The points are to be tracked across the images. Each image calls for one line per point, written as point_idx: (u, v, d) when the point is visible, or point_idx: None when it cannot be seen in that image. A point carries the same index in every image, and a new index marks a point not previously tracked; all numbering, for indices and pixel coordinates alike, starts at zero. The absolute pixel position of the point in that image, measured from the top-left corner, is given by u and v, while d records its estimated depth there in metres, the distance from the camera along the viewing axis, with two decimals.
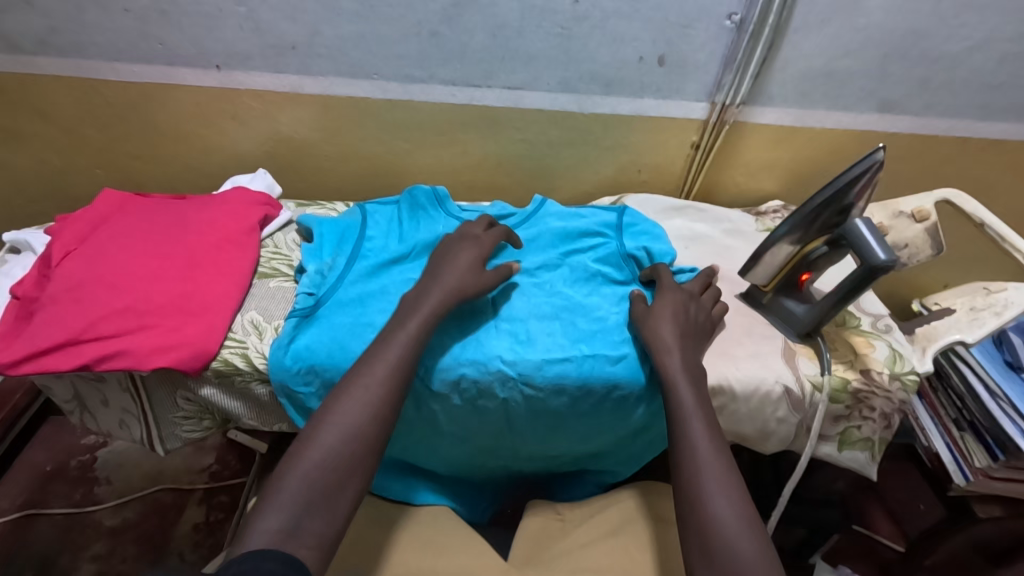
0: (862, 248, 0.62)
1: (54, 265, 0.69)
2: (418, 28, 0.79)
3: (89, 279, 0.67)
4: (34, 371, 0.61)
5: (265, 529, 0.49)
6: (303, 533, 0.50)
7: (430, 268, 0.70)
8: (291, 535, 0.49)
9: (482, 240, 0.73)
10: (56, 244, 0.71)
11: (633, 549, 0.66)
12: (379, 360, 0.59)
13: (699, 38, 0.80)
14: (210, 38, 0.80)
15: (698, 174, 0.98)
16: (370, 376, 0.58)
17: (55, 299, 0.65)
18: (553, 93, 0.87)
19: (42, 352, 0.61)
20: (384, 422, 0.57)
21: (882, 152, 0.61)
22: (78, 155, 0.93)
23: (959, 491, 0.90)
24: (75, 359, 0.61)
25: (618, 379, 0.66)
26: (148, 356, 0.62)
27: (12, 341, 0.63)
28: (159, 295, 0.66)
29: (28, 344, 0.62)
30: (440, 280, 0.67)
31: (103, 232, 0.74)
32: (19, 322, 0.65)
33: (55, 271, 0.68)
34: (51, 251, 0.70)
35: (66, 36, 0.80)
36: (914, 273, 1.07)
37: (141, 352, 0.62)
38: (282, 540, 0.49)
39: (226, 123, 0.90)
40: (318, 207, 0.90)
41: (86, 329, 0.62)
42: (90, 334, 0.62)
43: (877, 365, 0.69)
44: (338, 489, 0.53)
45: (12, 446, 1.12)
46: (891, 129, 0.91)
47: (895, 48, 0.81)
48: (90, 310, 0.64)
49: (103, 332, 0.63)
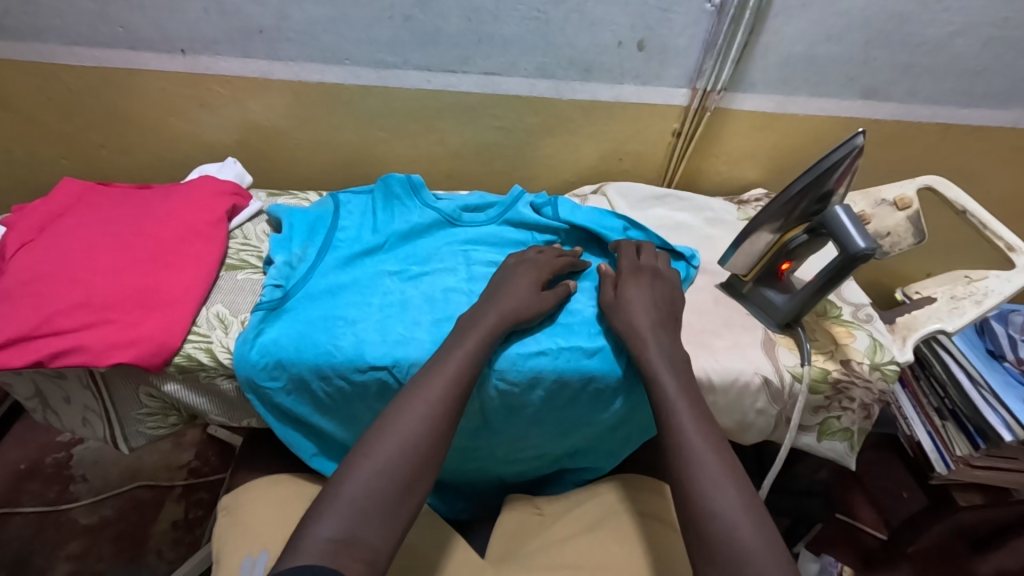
0: (841, 236, 0.61)
1: (9, 257, 0.66)
2: (391, 11, 0.76)
3: (47, 271, 0.64)
4: None
5: (321, 536, 0.47)
6: (358, 543, 0.48)
7: (486, 292, 0.68)
8: (346, 546, 0.47)
9: (539, 262, 0.71)
10: (12, 235, 0.68)
11: (607, 542, 0.64)
12: (434, 371, 0.58)
13: (680, 22, 0.78)
14: (173, 21, 0.77)
15: (681, 162, 0.96)
16: (419, 385, 0.57)
17: (9, 293, 0.62)
18: (531, 79, 0.84)
19: None
20: (435, 430, 0.55)
21: (861, 138, 0.59)
22: (41, 144, 0.90)
23: (941, 480, 0.89)
24: (29, 354, 0.59)
25: (594, 372, 0.65)
26: (105, 352, 0.60)
27: None
28: (119, 288, 0.64)
29: None
30: (495, 301, 0.65)
31: (62, 223, 0.71)
32: None
33: (10, 264, 0.65)
34: (6, 243, 0.68)
35: (22, 19, 0.76)
36: (896, 261, 1.07)
37: (99, 348, 0.60)
38: (336, 550, 0.47)
39: (194, 110, 0.87)
40: (291, 196, 0.88)
41: (40, 323, 0.60)
42: (44, 330, 0.60)
43: (857, 356, 0.68)
44: (391, 502, 0.51)
45: (10, 410, 1.14)
46: (874, 116, 0.90)
47: (877, 34, 0.80)
48: (46, 304, 0.61)
49: (59, 326, 0.60)
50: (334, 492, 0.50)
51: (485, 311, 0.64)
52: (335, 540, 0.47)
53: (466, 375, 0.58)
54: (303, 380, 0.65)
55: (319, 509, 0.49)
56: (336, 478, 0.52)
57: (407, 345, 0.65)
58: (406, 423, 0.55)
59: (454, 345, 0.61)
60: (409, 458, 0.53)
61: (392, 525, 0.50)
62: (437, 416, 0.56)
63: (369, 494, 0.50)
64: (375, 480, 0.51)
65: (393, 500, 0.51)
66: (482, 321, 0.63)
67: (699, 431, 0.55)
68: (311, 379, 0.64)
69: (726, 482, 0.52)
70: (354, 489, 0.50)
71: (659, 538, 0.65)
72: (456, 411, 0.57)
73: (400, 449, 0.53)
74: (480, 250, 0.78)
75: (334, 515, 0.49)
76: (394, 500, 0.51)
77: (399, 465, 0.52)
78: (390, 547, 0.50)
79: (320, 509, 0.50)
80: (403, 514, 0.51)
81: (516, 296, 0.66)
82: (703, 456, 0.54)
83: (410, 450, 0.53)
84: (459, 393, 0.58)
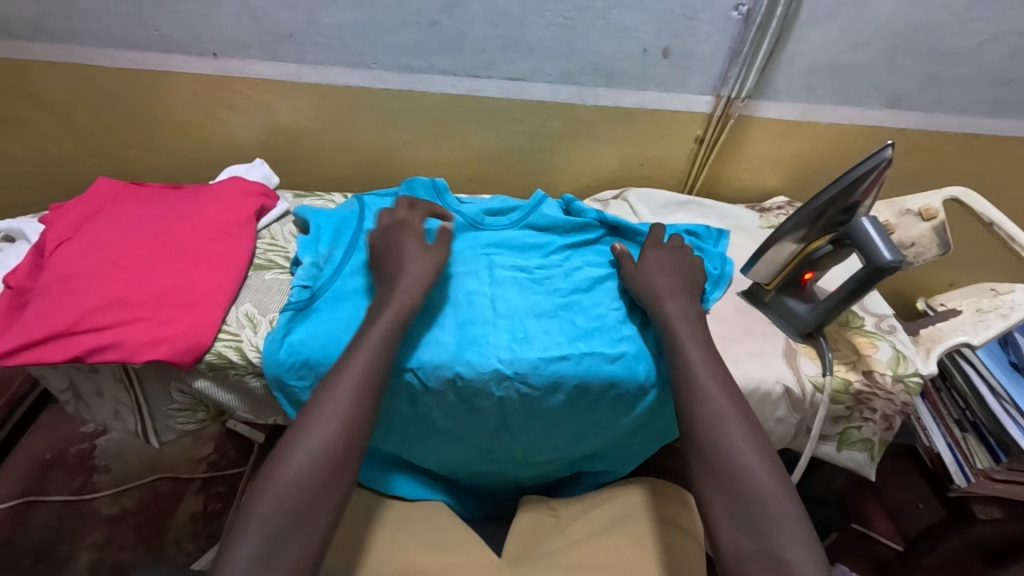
0: (867, 247, 0.61)
1: (48, 254, 0.68)
2: (417, 18, 0.77)
3: (84, 269, 0.66)
4: (26, 363, 0.60)
5: (243, 556, 0.49)
6: (280, 560, 0.50)
7: None
8: (267, 562, 0.49)
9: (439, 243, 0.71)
10: (50, 233, 0.70)
11: (626, 544, 0.65)
12: None
13: (705, 29, 0.78)
14: (207, 26, 0.79)
15: (702, 168, 0.96)
16: None
17: (48, 290, 0.64)
18: (555, 84, 0.85)
19: (34, 344, 0.60)
20: None
21: (891, 150, 0.59)
22: (74, 142, 0.92)
23: (959, 492, 0.88)
24: (66, 350, 0.61)
25: (616, 378, 0.65)
26: (140, 348, 0.61)
27: (6, 332, 0.62)
28: (152, 286, 0.66)
29: (20, 336, 0.61)
30: None
31: (97, 222, 0.73)
32: (13, 312, 0.65)
33: (49, 261, 0.67)
34: (44, 241, 0.70)
35: (61, 22, 0.78)
36: (918, 272, 1.06)
37: (135, 345, 0.61)
38: (256, 567, 0.49)
39: (223, 112, 0.88)
40: (316, 198, 0.90)
41: (78, 320, 0.62)
42: (82, 326, 0.61)
43: (879, 367, 0.68)
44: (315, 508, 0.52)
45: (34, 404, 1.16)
46: (899, 125, 0.89)
47: (904, 43, 0.79)
48: (84, 301, 0.63)
49: (95, 323, 0.62)
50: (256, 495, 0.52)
51: (392, 296, 0.65)
52: (256, 558, 0.49)
53: (377, 367, 0.59)
54: None
55: (251, 517, 0.51)
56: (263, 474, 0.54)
57: (431, 347, 0.66)
58: (326, 423, 0.56)
59: (361, 334, 0.62)
60: (319, 464, 0.54)
61: (314, 528, 0.52)
62: (353, 416, 0.57)
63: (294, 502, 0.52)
64: (288, 486, 0.52)
65: (316, 501, 0.53)
66: (389, 306, 0.63)
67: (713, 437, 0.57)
68: None
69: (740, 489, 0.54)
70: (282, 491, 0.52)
71: (675, 544, 0.67)
72: (373, 407, 0.58)
73: (324, 443, 0.55)
74: (502, 253, 0.78)
75: (258, 520, 0.51)
76: (311, 508, 0.52)
77: (315, 477, 0.53)
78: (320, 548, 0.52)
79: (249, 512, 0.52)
80: (323, 523, 0.53)
81: (421, 274, 0.67)
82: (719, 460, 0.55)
83: (320, 453, 0.54)
84: (373, 388, 0.59)
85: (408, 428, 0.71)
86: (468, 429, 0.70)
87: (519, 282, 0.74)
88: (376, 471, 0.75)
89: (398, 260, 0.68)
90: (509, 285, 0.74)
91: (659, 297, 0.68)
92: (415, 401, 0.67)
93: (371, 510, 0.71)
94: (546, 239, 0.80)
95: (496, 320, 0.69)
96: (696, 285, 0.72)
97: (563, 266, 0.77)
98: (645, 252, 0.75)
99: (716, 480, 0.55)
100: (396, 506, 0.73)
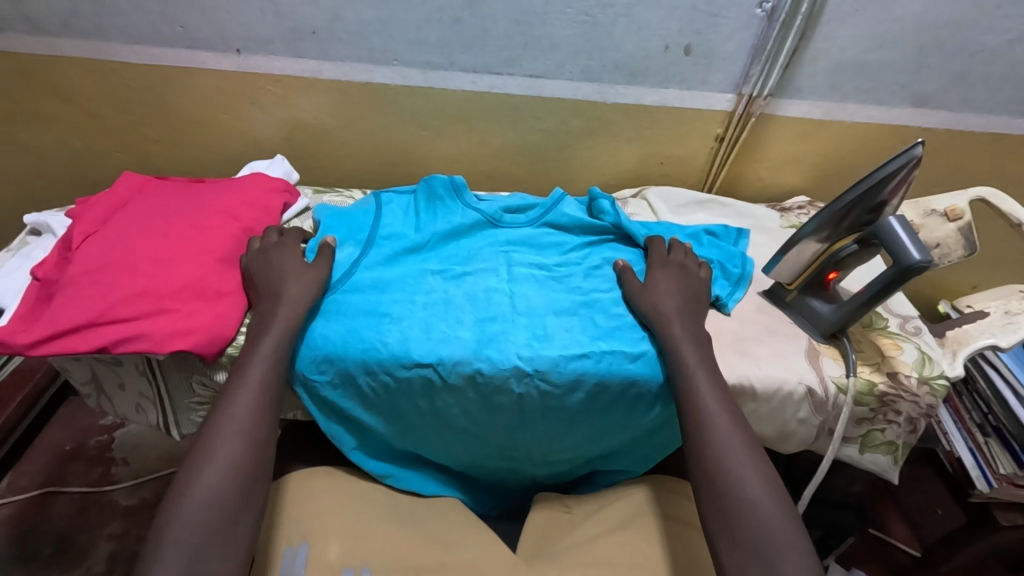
0: (895, 247, 0.60)
1: (75, 247, 0.69)
2: (440, 14, 0.77)
3: (110, 261, 0.66)
4: (54, 353, 0.60)
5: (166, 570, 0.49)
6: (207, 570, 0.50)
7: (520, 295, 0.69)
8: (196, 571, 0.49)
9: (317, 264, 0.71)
10: (77, 226, 0.71)
11: (641, 543, 0.65)
12: None
13: (728, 26, 0.78)
14: (231, 22, 0.79)
15: (722, 167, 0.96)
16: None
17: (76, 281, 0.65)
18: (576, 81, 0.85)
19: (62, 334, 0.61)
20: None
21: (920, 148, 0.58)
22: (99, 138, 0.93)
23: (981, 497, 0.86)
24: (94, 340, 0.61)
25: (636, 377, 0.65)
26: (165, 339, 0.62)
27: (34, 323, 0.63)
28: (179, 276, 0.66)
29: (49, 325, 0.61)
30: None
31: (123, 215, 0.74)
32: (40, 304, 0.65)
33: (77, 253, 0.68)
34: (71, 234, 0.70)
35: (88, 18, 0.79)
36: (941, 274, 1.04)
37: (160, 335, 0.62)
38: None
39: (245, 108, 0.89)
40: (336, 194, 0.90)
41: (108, 310, 0.62)
42: (109, 316, 0.62)
43: (904, 369, 0.67)
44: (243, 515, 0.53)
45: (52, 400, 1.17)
46: (924, 124, 0.88)
47: (932, 41, 0.78)
48: (112, 292, 0.63)
49: (123, 313, 0.62)
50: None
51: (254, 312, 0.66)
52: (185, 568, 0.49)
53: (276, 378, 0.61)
54: (349, 374, 0.66)
55: (179, 524, 0.52)
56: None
57: (450, 343, 0.66)
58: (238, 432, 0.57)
59: (250, 350, 0.63)
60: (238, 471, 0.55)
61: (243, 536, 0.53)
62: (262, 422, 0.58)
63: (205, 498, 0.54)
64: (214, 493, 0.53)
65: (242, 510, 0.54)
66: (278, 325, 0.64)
67: (728, 439, 0.57)
68: (357, 374, 0.66)
69: (756, 487, 0.54)
70: (220, 483, 0.54)
71: (689, 544, 0.66)
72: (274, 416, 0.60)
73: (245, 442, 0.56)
74: (521, 251, 0.78)
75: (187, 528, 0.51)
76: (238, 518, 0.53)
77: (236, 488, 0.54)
78: (246, 542, 0.54)
79: (177, 507, 0.53)
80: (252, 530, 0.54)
81: (301, 288, 0.68)
82: (734, 457, 0.56)
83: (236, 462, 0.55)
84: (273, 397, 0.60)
85: (426, 424, 0.71)
86: (486, 425, 0.70)
87: (538, 280, 0.74)
88: (393, 467, 0.75)
89: (276, 276, 0.68)
90: (525, 281, 0.74)
91: (668, 315, 0.66)
92: (433, 397, 0.67)
93: (387, 504, 0.72)
94: (565, 238, 0.80)
95: (516, 317, 0.69)
96: (702, 294, 0.71)
97: (581, 265, 0.77)
98: (651, 268, 0.73)
99: (731, 478, 0.55)
100: (411, 502, 0.73)
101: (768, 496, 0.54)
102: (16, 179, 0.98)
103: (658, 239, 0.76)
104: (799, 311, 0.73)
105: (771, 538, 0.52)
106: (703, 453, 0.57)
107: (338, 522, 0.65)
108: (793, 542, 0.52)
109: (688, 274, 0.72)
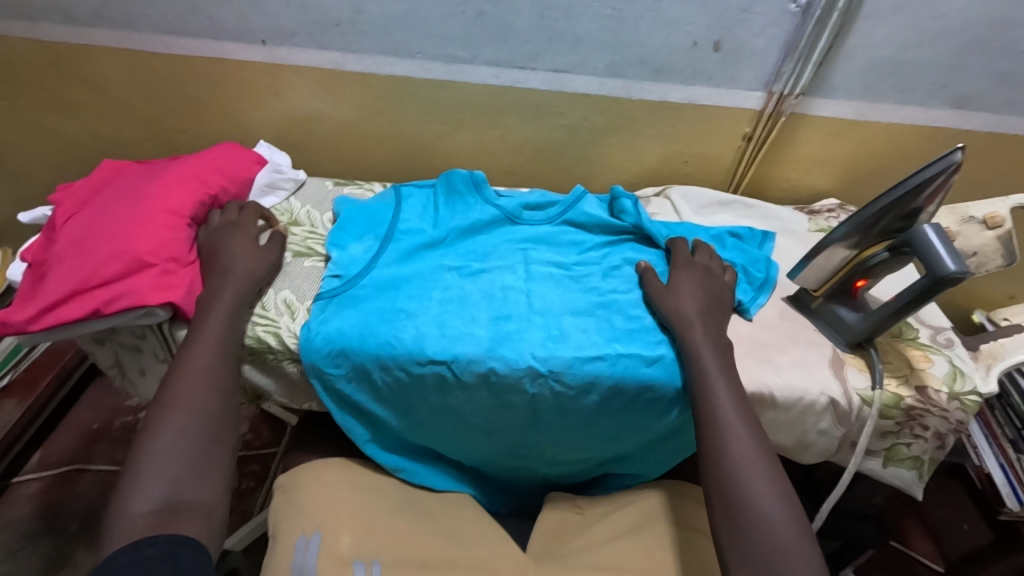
0: (928, 256, 0.57)
1: (58, 229, 0.71)
2: (463, 7, 0.77)
3: (87, 233, 0.68)
4: (46, 324, 0.62)
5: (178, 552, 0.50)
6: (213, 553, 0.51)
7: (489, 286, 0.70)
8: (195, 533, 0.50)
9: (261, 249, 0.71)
10: (60, 210, 0.73)
11: (654, 549, 0.64)
12: None
13: (759, 22, 0.75)
14: (256, 14, 0.80)
15: (749, 166, 0.93)
16: None
17: (60, 256, 0.67)
18: (600, 77, 0.83)
19: (54, 304, 0.63)
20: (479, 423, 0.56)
21: (960, 153, 0.56)
22: (128, 127, 0.95)
23: (1010, 517, 0.84)
24: (78, 307, 0.63)
25: (653, 381, 0.64)
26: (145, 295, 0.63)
27: (27, 301, 0.65)
28: (147, 236, 0.66)
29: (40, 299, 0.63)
30: None
31: (100, 194, 0.75)
32: (32, 284, 0.67)
33: (59, 233, 0.70)
34: (54, 218, 0.73)
35: (119, 10, 0.80)
36: (978, 282, 1.00)
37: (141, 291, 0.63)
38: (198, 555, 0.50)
39: (268, 99, 0.89)
40: (356, 186, 0.90)
41: (85, 278, 0.63)
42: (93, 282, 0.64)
43: (934, 383, 0.65)
44: None
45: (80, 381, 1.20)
46: (965, 127, 0.84)
47: (977, 39, 0.74)
48: (87, 261, 0.65)
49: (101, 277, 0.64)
50: (137, 457, 0.53)
51: None
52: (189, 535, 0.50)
53: None
54: (363, 369, 0.67)
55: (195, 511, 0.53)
56: (140, 435, 0.55)
57: (464, 340, 0.65)
58: None
59: None
60: None
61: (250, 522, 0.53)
62: None
63: (218, 491, 0.54)
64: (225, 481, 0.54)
65: None
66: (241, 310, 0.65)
67: (742, 449, 0.56)
68: (372, 369, 0.66)
69: (772, 499, 0.53)
70: None
71: (701, 550, 0.65)
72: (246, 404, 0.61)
73: None
74: (539, 249, 0.77)
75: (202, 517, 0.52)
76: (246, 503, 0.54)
77: None
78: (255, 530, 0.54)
79: None
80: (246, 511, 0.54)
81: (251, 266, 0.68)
82: (751, 469, 0.55)
83: None
84: None
85: (437, 420, 0.70)
86: (499, 422, 0.69)
87: (554, 278, 0.73)
88: (405, 460, 0.75)
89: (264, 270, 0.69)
90: (542, 278, 0.73)
91: (692, 320, 0.65)
92: (446, 393, 0.67)
93: (400, 498, 0.72)
94: (586, 236, 0.79)
95: (532, 315, 0.69)
96: (726, 299, 0.69)
97: (600, 264, 0.76)
98: (675, 269, 0.71)
99: (745, 489, 0.54)
100: (422, 498, 0.73)
101: (783, 511, 0.53)
102: (50, 165, 1.01)
103: (679, 241, 0.75)
104: (823, 321, 0.71)
105: (785, 553, 0.50)
106: (719, 462, 0.56)
107: (349, 512, 0.66)
108: (808, 558, 0.50)
109: (714, 279, 0.70)
